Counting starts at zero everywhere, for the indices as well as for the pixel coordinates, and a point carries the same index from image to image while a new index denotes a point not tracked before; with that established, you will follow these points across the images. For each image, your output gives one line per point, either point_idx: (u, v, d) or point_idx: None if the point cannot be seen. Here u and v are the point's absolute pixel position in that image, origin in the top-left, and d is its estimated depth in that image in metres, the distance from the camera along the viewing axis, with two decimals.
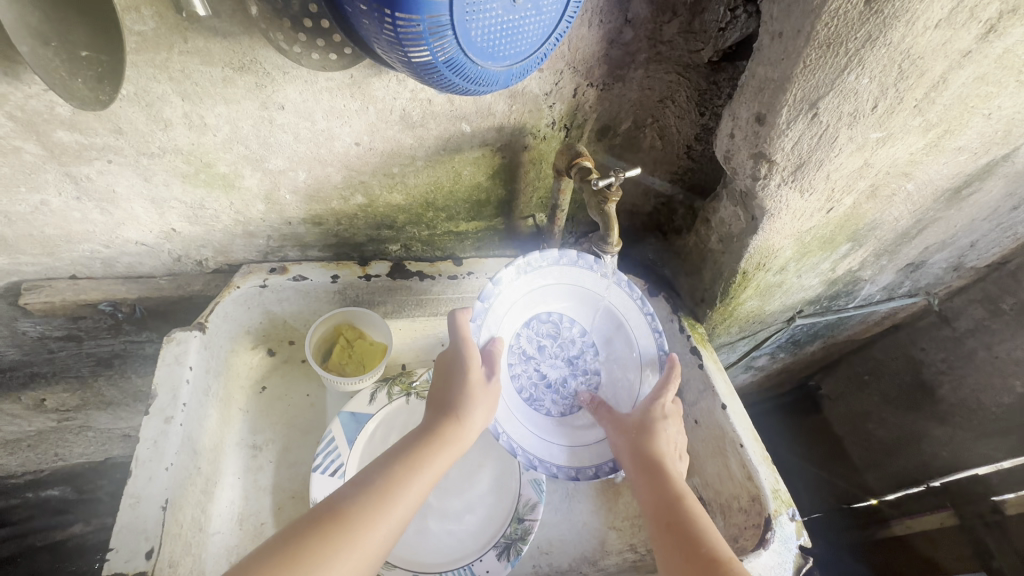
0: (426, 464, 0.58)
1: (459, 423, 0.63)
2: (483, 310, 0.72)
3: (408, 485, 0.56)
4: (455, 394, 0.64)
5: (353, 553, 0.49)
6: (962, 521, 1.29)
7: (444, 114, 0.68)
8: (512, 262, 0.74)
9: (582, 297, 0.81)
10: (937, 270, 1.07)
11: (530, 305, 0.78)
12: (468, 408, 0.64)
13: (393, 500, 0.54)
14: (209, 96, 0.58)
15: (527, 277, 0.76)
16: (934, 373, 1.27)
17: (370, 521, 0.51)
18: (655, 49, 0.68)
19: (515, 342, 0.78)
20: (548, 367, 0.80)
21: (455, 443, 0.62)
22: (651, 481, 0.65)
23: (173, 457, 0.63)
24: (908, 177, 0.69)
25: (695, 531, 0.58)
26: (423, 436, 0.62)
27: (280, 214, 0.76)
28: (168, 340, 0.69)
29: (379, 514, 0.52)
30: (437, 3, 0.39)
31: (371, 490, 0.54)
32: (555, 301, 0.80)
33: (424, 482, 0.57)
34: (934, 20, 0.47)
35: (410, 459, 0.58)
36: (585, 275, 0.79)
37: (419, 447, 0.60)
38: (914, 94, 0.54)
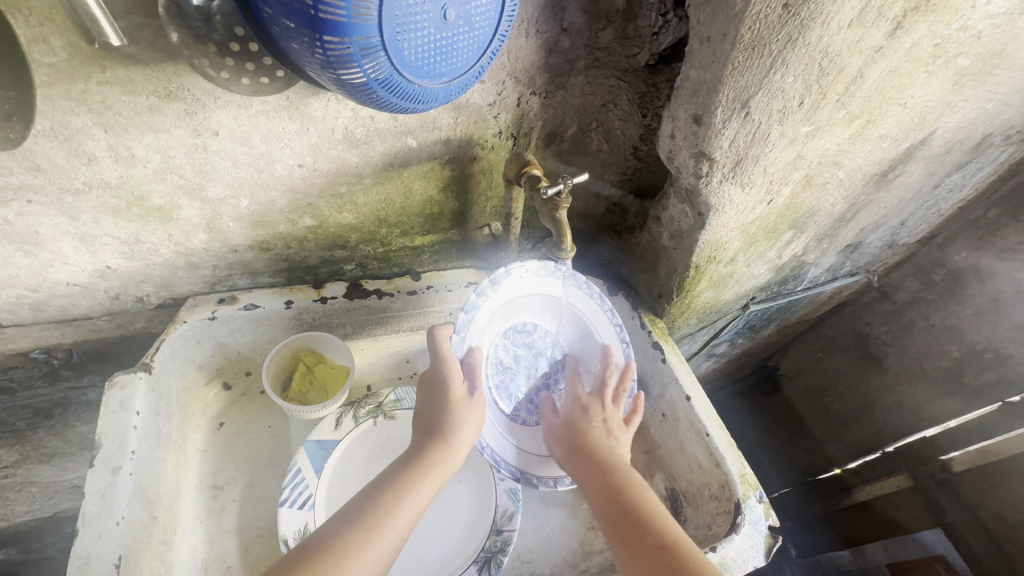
0: (414, 489, 0.58)
1: (446, 444, 0.63)
2: (462, 324, 0.70)
3: (396, 513, 0.55)
4: (440, 414, 0.64)
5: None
6: (917, 483, 1.34)
7: (389, 131, 0.67)
8: (491, 274, 0.72)
9: (554, 304, 0.81)
10: (874, 249, 1.13)
11: (506, 315, 0.77)
12: (455, 427, 0.64)
13: (381, 530, 0.54)
14: (135, 127, 0.55)
15: (504, 288, 0.74)
16: (880, 345, 1.34)
17: (356, 558, 0.51)
18: (594, 55, 0.70)
19: (491, 353, 0.76)
20: (523, 375, 0.80)
21: (442, 464, 0.62)
22: (597, 472, 0.65)
23: (124, 510, 0.59)
24: (839, 165, 0.73)
25: (645, 513, 0.59)
26: (410, 461, 0.61)
27: (225, 242, 0.73)
28: (111, 385, 0.65)
29: (365, 547, 0.52)
30: (366, 24, 0.38)
31: (358, 522, 0.54)
32: (531, 309, 0.80)
33: (413, 508, 0.57)
34: (847, 20, 0.50)
35: (397, 486, 0.58)
36: (558, 284, 0.79)
37: (405, 472, 0.60)
38: (836, 89, 0.57)
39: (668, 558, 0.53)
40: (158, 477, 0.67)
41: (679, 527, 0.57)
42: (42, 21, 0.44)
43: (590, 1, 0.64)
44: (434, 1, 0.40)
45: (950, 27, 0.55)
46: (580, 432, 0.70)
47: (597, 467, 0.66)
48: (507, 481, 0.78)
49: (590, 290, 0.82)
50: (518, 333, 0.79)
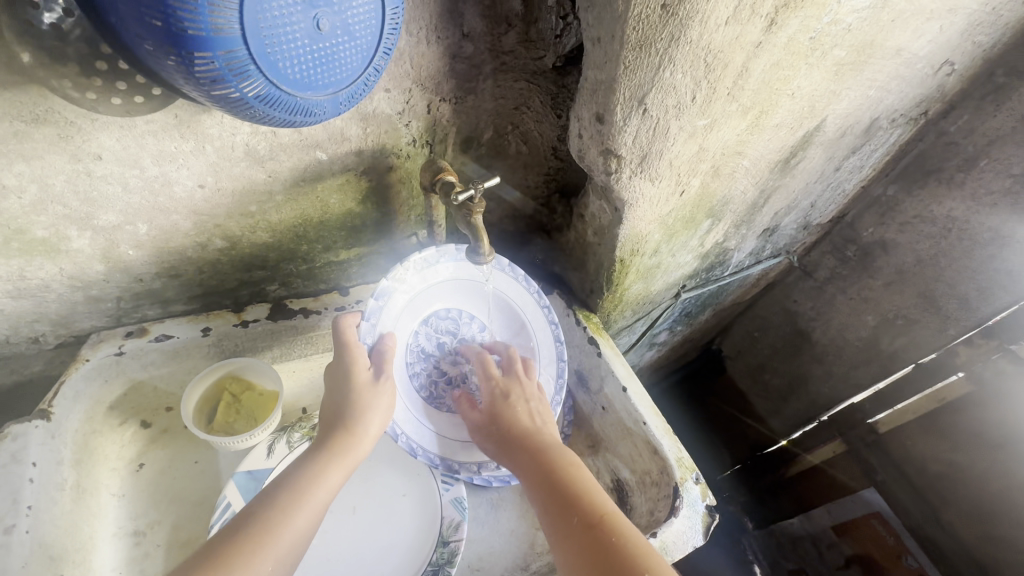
0: (319, 481, 0.57)
1: (352, 432, 0.61)
2: (373, 311, 0.71)
3: (299, 507, 0.54)
4: (345, 401, 0.63)
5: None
6: (849, 445, 1.42)
7: (295, 145, 0.65)
8: (401, 261, 0.73)
9: (478, 290, 0.82)
10: (791, 231, 1.20)
11: (426, 302, 0.78)
12: (361, 414, 0.63)
13: (284, 525, 0.52)
14: (1, 155, 0.51)
15: (419, 272, 0.75)
16: (807, 320, 1.42)
17: (254, 554, 0.48)
18: (500, 59, 0.70)
19: (411, 340, 0.78)
20: (448, 362, 0.81)
21: (349, 454, 0.60)
22: (524, 456, 0.66)
23: (23, 570, 0.54)
24: (742, 154, 0.76)
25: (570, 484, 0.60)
26: (314, 454, 0.60)
27: (127, 271, 0.68)
28: (2, 438, 0.60)
29: (264, 543, 0.50)
30: (229, 37, 0.37)
31: (259, 520, 0.51)
32: (451, 295, 0.81)
33: (317, 501, 0.55)
34: (723, 18, 0.52)
35: (300, 480, 0.56)
36: (473, 269, 0.80)
37: (309, 465, 0.58)
38: (724, 83, 0.60)
39: (597, 530, 0.54)
40: (68, 531, 0.62)
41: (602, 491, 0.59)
42: None
43: (488, 7, 0.64)
44: (304, 11, 0.38)
45: (821, 21, 0.59)
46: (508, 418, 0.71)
47: (523, 451, 0.66)
48: (452, 490, 0.77)
49: (512, 273, 0.82)
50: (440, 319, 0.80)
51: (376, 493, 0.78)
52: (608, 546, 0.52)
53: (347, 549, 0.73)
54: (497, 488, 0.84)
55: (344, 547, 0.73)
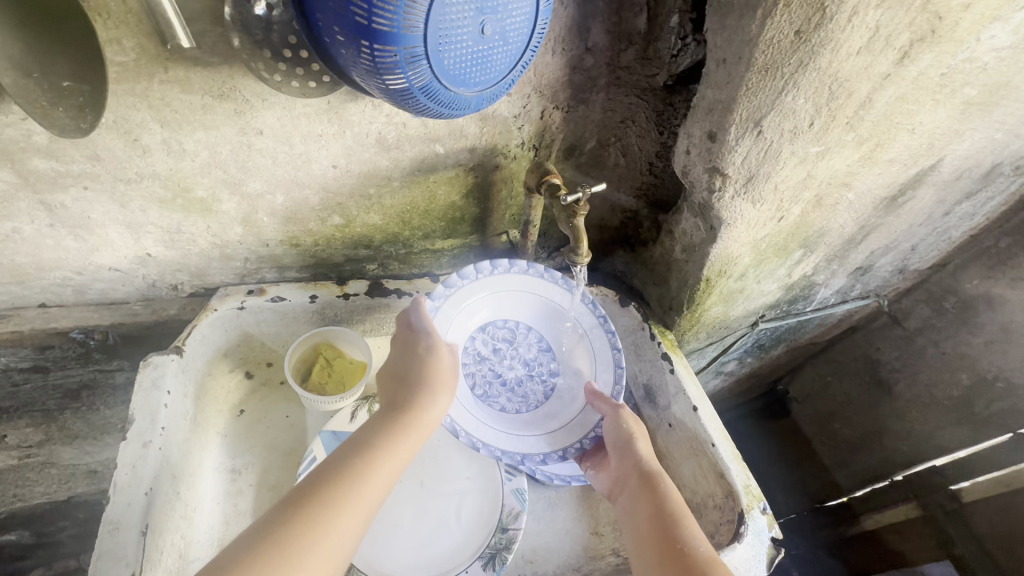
0: (396, 445, 0.59)
1: (427, 400, 0.64)
2: (431, 312, 0.77)
3: (385, 463, 0.57)
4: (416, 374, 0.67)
5: (338, 543, 0.50)
6: (925, 512, 1.32)
7: (419, 137, 0.71)
8: (460, 269, 0.79)
9: (537, 302, 0.85)
10: (884, 274, 1.15)
11: (483, 311, 0.83)
12: (430, 386, 0.66)
13: (377, 479, 0.55)
14: (188, 123, 0.60)
15: (475, 283, 0.81)
16: (889, 370, 1.34)
17: (350, 505, 0.52)
18: (615, 74, 0.74)
19: (469, 345, 0.82)
20: (504, 368, 0.84)
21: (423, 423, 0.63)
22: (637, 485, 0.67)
23: (153, 481, 0.62)
24: (849, 187, 0.75)
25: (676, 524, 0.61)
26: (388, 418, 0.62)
27: (258, 236, 0.77)
28: (145, 364, 0.69)
29: (360, 495, 0.53)
30: (413, 35, 0.42)
31: (343, 478, 0.54)
32: (508, 303, 0.84)
33: (399, 463, 0.58)
34: (855, 48, 0.53)
35: (378, 443, 0.58)
36: (529, 280, 0.83)
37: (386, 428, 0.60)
38: (845, 112, 0.60)
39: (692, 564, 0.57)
40: (184, 455, 0.70)
41: (704, 537, 0.60)
42: (119, 24, 0.49)
43: (614, 24, 0.68)
44: (474, 17, 0.44)
45: (956, 58, 0.58)
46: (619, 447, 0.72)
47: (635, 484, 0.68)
48: (514, 480, 0.80)
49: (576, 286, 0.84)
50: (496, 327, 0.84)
51: (442, 472, 0.82)
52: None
53: (409, 520, 0.77)
54: (555, 487, 0.85)
55: (407, 517, 0.77)
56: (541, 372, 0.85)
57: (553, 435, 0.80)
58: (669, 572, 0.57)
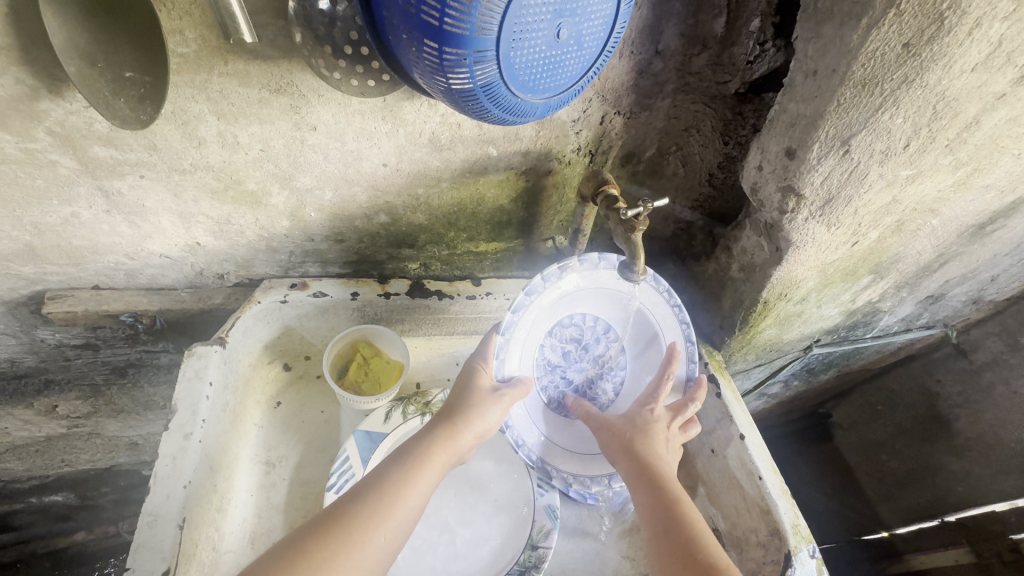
0: (410, 489, 0.56)
1: (466, 418, 0.63)
2: (507, 324, 0.70)
3: (413, 479, 0.57)
4: (454, 411, 0.64)
5: (356, 558, 0.49)
6: (980, 559, 1.26)
7: (473, 138, 0.69)
8: (541, 273, 0.71)
9: (610, 298, 0.78)
10: (956, 303, 1.06)
11: (554, 316, 0.76)
12: (460, 427, 0.63)
13: (403, 495, 0.55)
14: (244, 116, 0.59)
15: (551, 289, 0.73)
16: (950, 406, 1.25)
17: (372, 520, 0.52)
18: (684, 80, 0.69)
19: (539, 355, 0.77)
20: (573, 370, 0.80)
21: (439, 471, 0.60)
22: (644, 494, 0.63)
23: (192, 474, 0.62)
24: (935, 213, 0.69)
25: (689, 537, 0.57)
26: (407, 455, 0.59)
27: (304, 231, 0.76)
28: (190, 355, 0.69)
29: (385, 508, 0.53)
30: (485, 38, 0.39)
31: (352, 519, 0.51)
32: (581, 303, 0.77)
33: (427, 481, 0.58)
34: (971, 64, 0.47)
35: (411, 466, 0.58)
36: (605, 275, 0.75)
37: (406, 466, 0.58)
38: (947, 133, 0.54)
39: None
40: (222, 446, 0.70)
41: (723, 551, 0.55)
42: (183, 15, 0.48)
43: (689, 26, 0.64)
44: (551, 20, 0.41)
45: None
46: (625, 452, 0.68)
47: (643, 492, 0.64)
48: (546, 496, 0.77)
49: (657, 285, 0.77)
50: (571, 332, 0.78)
51: (475, 483, 0.79)
52: None
53: (435, 527, 0.75)
54: (588, 505, 0.82)
55: (432, 523, 0.75)
56: (608, 367, 0.81)
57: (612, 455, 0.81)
58: None
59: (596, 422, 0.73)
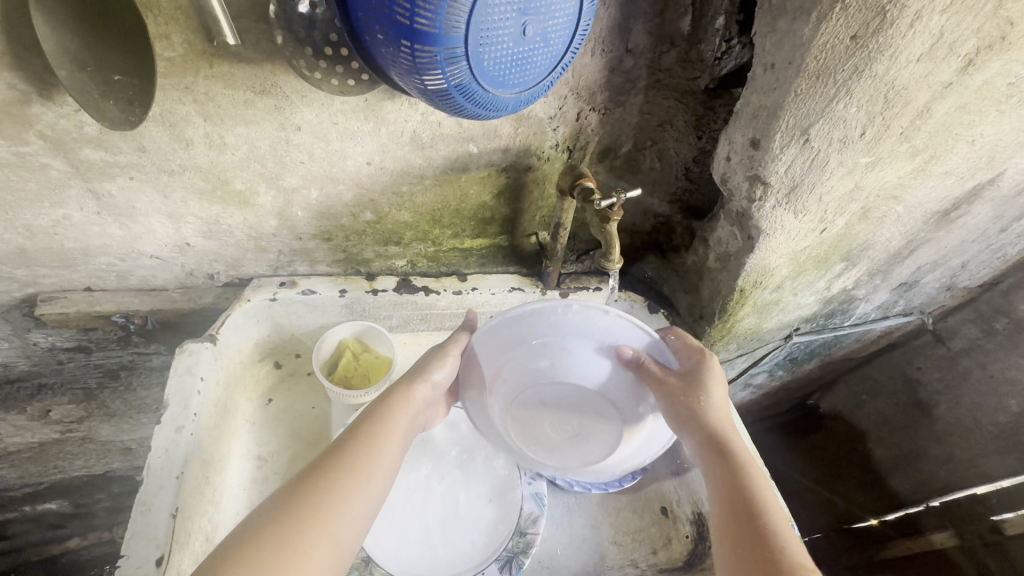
0: (381, 453, 0.58)
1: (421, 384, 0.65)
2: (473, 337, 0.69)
3: (383, 444, 0.59)
4: (411, 376, 0.66)
5: (341, 523, 0.52)
6: (963, 542, 1.28)
7: (453, 136, 0.71)
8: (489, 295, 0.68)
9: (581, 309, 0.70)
10: (931, 290, 1.09)
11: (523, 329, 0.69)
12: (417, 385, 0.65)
13: (375, 460, 0.57)
14: (230, 118, 0.61)
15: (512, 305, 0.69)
16: (930, 392, 1.28)
17: (350, 485, 0.54)
18: (655, 77, 0.72)
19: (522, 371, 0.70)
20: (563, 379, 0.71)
21: (405, 424, 0.63)
22: (715, 458, 0.61)
23: (184, 466, 0.63)
24: (898, 200, 0.72)
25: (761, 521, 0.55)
26: (367, 416, 0.61)
27: (292, 230, 0.78)
28: (181, 351, 0.71)
29: (358, 473, 0.55)
30: (454, 36, 0.42)
31: (331, 475, 0.54)
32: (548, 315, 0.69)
33: (395, 443, 0.60)
34: (916, 54, 0.50)
35: (378, 433, 0.59)
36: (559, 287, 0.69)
37: (371, 424, 0.60)
38: (900, 121, 0.57)
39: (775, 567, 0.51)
40: (214, 440, 0.72)
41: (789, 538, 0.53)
42: (169, 21, 0.51)
43: (657, 25, 0.67)
44: (516, 18, 0.43)
45: None
46: (700, 425, 0.63)
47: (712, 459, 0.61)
48: (533, 484, 0.79)
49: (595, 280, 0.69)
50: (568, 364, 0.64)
51: (465, 471, 0.81)
52: None
53: (419, 518, 0.76)
54: (575, 494, 0.84)
55: (414, 514, 0.76)
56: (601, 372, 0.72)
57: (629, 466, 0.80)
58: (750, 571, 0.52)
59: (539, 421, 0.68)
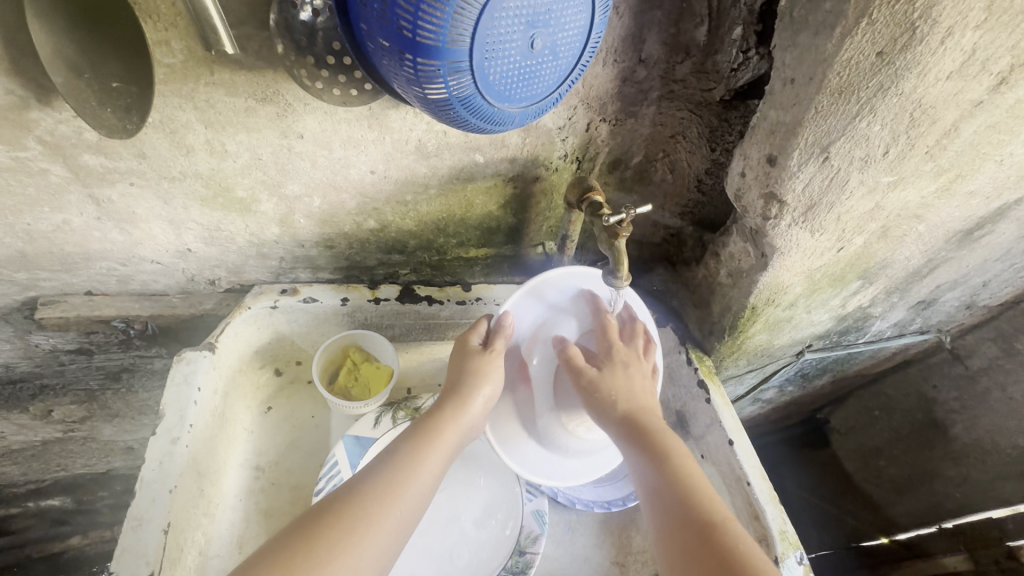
0: (420, 473, 0.57)
1: (464, 404, 0.64)
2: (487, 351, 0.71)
3: (423, 463, 0.57)
4: (459, 391, 0.65)
5: (373, 543, 0.50)
6: (976, 566, 1.22)
7: (459, 145, 0.69)
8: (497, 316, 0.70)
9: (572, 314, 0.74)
10: (949, 308, 1.06)
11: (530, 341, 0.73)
12: (467, 402, 0.64)
13: (413, 480, 0.55)
14: (231, 125, 0.59)
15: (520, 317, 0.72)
16: (946, 411, 1.25)
17: (385, 503, 0.52)
18: (669, 87, 0.70)
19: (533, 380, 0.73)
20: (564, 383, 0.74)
21: (449, 447, 0.61)
22: (644, 453, 0.61)
23: (178, 479, 0.62)
24: (920, 219, 0.69)
25: (690, 491, 0.56)
26: (414, 434, 0.60)
27: (294, 237, 0.76)
28: (179, 359, 0.70)
29: (395, 492, 0.54)
30: (458, 48, 0.40)
31: (365, 497, 0.52)
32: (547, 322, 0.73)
33: (436, 464, 0.59)
34: (946, 71, 0.48)
35: (420, 450, 0.58)
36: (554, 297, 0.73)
37: (416, 444, 0.59)
38: (926, 140, 0.54)
39: (712, 536, 0.51)
40: (209, 451, 0.71)
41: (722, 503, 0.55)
42: (169, 27, 0.49)
43: (671, 35, 0.65)
44: (524, 31, 0.41)
45: None
46: (623, 408, 0.66)
47: (632, 441, 0.63)
48: (534, 502, 0.77)
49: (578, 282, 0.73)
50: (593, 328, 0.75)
51: (465, 486, 0.79)
52: (725, 555, 0.49)
53: (416, 531, 0.75)
54: (577, 511, 0.82)
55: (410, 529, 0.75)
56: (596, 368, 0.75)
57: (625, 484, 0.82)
58: (689, 542, 0.52)
59: (586, 404, 0.68)
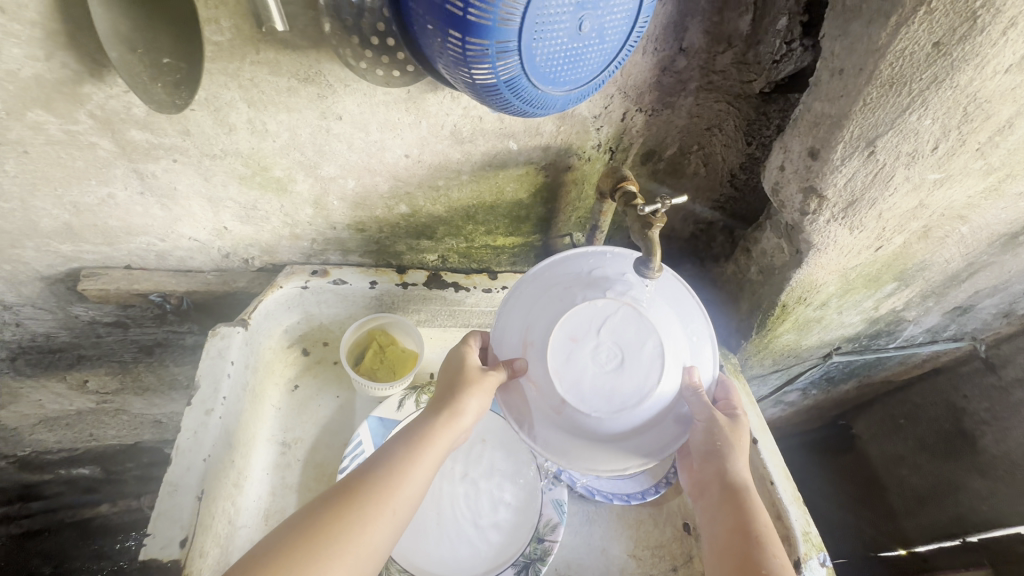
0: (416, 468, 0.56)
1: (459, 400, 0.62)
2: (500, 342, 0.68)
3: (418, 461, 0.56)
4: (453, 390, 0.62)
5: (370, 536, 0.50)
6: None
7: (494, 131, 0.69)
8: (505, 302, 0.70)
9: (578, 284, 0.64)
10: (986, 315, 1.03)
11: (537, 318, 0.65)
12: (461, 399, 0.61)
13: (408, 475, 0.55)
14: (273, 104, 0.60)
15: (528, 300, 0.67)
16: (975, 422, 1.21)
17: (382, 498, 0.52)
18: (708, 78, 0.69)
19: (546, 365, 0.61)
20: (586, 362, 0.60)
21: (445, 446, 0.60)
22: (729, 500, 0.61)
23: (211, 449, 0.65)
24: (964, 220, 0.67)
25: (760, 555, 0.55)
26: (410, 431, 0.59)
27: (326, 219, 0.78)
28: (213, 335, 0.72)
29: (390, 488, 0.53)
30: (508, 29, 0.40)
31: (364, 494, 0.52)
32: (551, 296, 0.65)
33: (433, 460, 0.58)
34: (1005, 65, 0.46)
35: (416, 447, 0.57)
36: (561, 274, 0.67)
37: (412, 440, 0.58)
38: (978, 136, 0.53)
39: None
40: (241, 424, 0.73)
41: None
42: (218, 5, 0.50)
43: (714, 24, 0.63)
44: (573, 12, 0.41)
45: None
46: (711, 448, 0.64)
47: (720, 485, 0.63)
48: (553, 491, 0.78)
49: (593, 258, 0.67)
50: (588, 302, 0.62)
51: (486, 471, 0.80)
52: None
53: (434, 514, 0.76)
54: (595, 502, 0.82)
55: (431, 510, 0.76)
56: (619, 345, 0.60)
57: (643, 474, 0.82)
58: None
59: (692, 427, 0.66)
